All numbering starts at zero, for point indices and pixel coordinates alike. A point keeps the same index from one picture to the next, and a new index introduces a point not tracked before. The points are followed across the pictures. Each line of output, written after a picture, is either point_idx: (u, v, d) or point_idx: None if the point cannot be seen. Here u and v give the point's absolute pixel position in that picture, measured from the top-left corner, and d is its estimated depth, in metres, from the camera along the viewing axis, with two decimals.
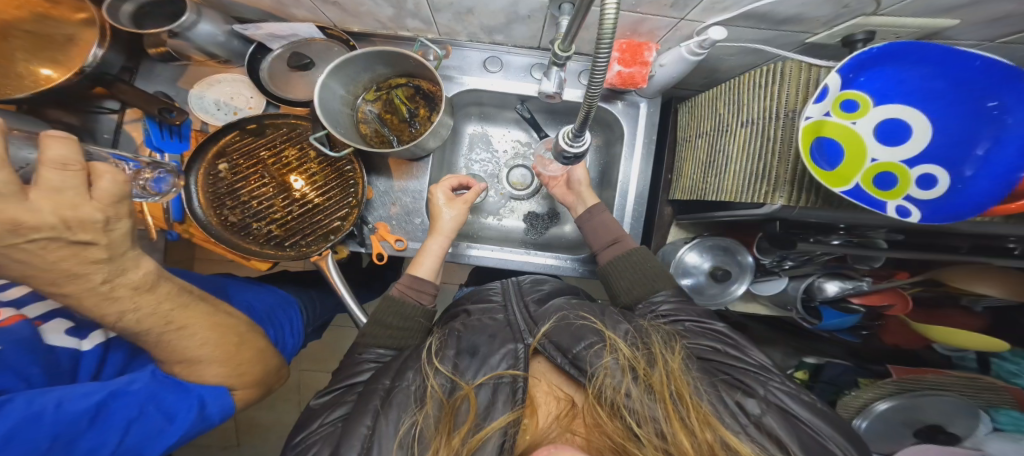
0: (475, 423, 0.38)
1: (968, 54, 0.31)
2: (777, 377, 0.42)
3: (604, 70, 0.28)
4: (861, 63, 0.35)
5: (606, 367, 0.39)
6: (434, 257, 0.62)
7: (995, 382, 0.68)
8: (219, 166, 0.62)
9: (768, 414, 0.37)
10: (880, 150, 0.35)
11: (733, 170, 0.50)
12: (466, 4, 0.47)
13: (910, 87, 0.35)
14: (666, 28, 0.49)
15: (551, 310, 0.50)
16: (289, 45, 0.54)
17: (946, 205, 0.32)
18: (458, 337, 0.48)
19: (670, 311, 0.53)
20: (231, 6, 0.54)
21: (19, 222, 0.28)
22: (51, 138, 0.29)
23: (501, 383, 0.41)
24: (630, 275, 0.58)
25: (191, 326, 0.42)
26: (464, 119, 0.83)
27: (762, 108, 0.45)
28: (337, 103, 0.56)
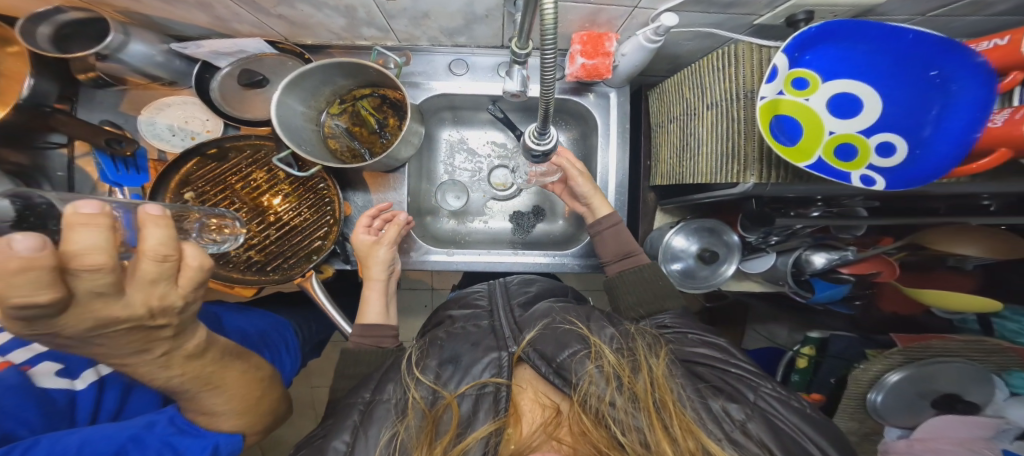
0: (457, 432, 0.39)
1: (901, 29, 0.31)
2: (768, 383, 0.43)
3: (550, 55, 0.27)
4: (803, 43, 0.34)
5: (590, 374, 0.39)
6: (377, 298, 0.64)
7: (999, 344, 0.67)
8: (185, 195, 0.59)
9: (753, 420, 0.37)
10: (837, 123, 0.35)
11: (704, 152, 0.50)
12: (420, 8, 0.45)
13: (854, 63, 0.35)
14: (623, 16, 0.49)
15: (537, 315, 0.49)
16: (238, 63, 0.53)
17: (907, 171, 0.32)
18: (441, 346, 0.46)
19: (670, 323, 0.55)
20: (171, 24, 0.52)
21: (112, 317, 0.26)
22: (152, 224, 0.26)
23: (484, 393, 0.41)
24: (638, 292, 0.60)
25: (224, 384, 0.43)
26: (437, 125, 0.82)
27: (723, 90, 0.46)
28: (299, 121, 0.53)
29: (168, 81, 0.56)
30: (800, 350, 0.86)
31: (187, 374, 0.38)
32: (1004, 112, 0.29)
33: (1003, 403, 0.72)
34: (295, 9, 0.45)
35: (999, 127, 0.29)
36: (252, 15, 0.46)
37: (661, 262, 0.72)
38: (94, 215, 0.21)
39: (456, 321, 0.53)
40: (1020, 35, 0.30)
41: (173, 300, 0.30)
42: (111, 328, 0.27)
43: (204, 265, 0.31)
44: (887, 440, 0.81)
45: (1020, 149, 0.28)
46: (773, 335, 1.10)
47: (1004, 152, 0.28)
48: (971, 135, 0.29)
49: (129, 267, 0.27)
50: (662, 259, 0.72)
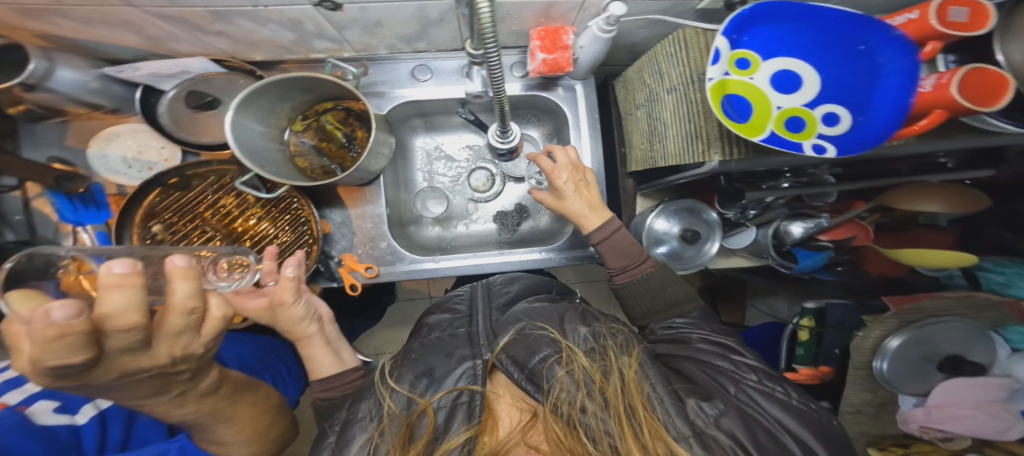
0: (434, 436, 0.41)
1: (822, 8, 0.32)
2: (752, 376, 0.45)
3: (494, 39, 0.26)
4: (739, 25, 0.35)
5: (561, 381, 0.39)
6: (321, 351, 0.53)
7: (988, 298, 0.72)
8: (153, 228, 0.58)
9: (726, 414, 0.38)
10: (783, 98, 0.36)
11: (672, 135, 0.51)
12: (371, 17, 0.45)
13: (790, 42, 0.35)
14: (575, 9, 0.50)
15: (512, 318, 0.49)
16: (185, 84, 0.52)
17: (855, 136, 0.33)
18: (416, 359, 0.47)
19: (680, 325, 0.55)
20: (103, 48, 0.49)
21: (138, 367, 0.29)
22: (180, 280, 0.29)
23: (459, 403, 0.42)
24: (649, 302, 0.57)
25: (235, 415, 0.46)
26: (410, 133, 0.81)
27: (679, 74, 0.47)
28: (261, 142, 0.51)
29: (111, 109, 0.54)
30: (800, 323, 0.88)
31: (202, 409, 0.41)
32: (930, 78, 0.30)
33: (1006, 361, 0.75)
34: (234, 25, 0.42)
35: (929, 92, 0.29)
36: (188, 34, 0.45)
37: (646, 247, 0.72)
38: (126, 275, 0.23)
39: (433, 329, 0.54)
40: (927, 9, 0.30)
41: (195, 347, 0.33)
42: (136, 375, 0.30)
43: (225, 315, 0.35)
44: (903, 409, 0.82)
45: (955, 110, 0.29)
46: (776, 310, 1.10)
47: (937, 113, 0.30)
48: (906, 101, 0.29)
49: (155, 318, 0.30)
50: (646, 243, 0.72)
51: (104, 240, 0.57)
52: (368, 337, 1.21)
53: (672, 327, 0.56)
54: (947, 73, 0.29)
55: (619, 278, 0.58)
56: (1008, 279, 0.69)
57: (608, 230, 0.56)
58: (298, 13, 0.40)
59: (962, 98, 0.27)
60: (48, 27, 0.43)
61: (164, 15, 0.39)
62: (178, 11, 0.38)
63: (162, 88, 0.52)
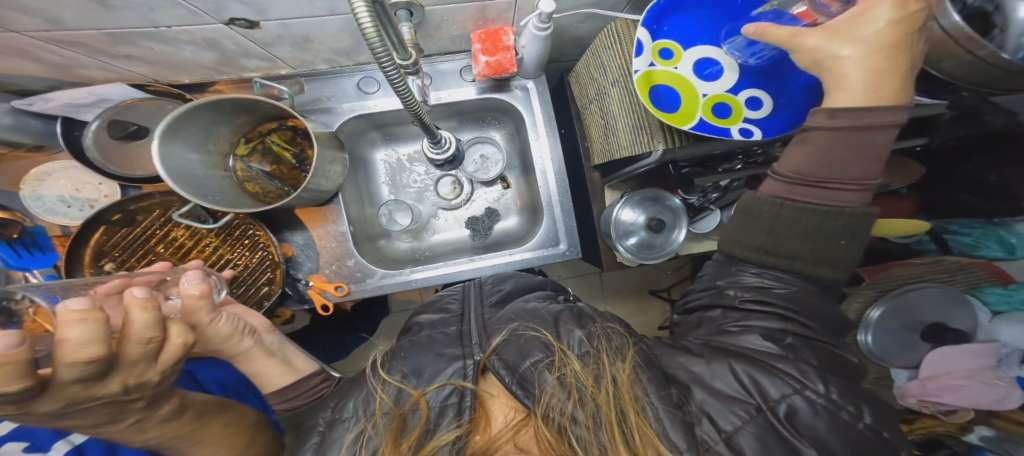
0: (426, 428, 0.37)
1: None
2: (817, 385, 0.31)
3: (389, 61, 0.27)
4: (658, 14, 0.36)
5: (550, 386, 0.34)
6: (269, 364, 0.48)
7: (959, 261, 0.74)
8: (105, 267, 0.56)
9: (743, 431, 0.31)
10: (706, 86, 0.37)
11: (621, 128, 0.50)
12: (296, 34, 0.44)
13: (706, 28, 0.38)
14: (509, 9, 0.50)
15: (504, 318, 0.44)
16: (105, 115, 0.51)
17: (777, 119, 0.36)
18: (405, 356, 0.43)
19: (758, 282, 0.37)
20: (16, 83, 0.48)
21: (87, 396, 0.26)
22: (139, 310, 0.27)
23: (447, 405, 0.37)
24: (795, 236, 0.34)
25: (205, 437, 0.42)
26: (370, 147, 0.80)
27: (617, 66, 0.46)
28: (200, 170, 0.49)
29: (34, 145, 0.54)
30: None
31: (166, 434, 0.38)
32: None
33: (990, 326, 0.74)
34: (143, 48, 0.41)
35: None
36: (100, 59, 0.43)
37: (614, 240, 0.70)
38: (88, 310, 0.22)
39: (422, 328, 0.47)
40: None
41: (151, 376, 0.30)
42: (85, 404, 0.27)
43: (188, 341, 0.31)
44: (900, 383, 0.81)
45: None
46: None
47: None
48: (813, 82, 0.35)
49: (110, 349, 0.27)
50: (615, 236, 0.71)
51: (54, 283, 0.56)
52: (360, 355, 1.19)
53: (754, 301, 0.36)
54: None
55: (850, 203, 0.33)
56: (976, 240, 0.69)
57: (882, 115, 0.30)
58: (211, 33, 0.40)
59: None
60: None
61: (58, 40, 0.38)
62: (74, 36, 0.37)
63: (83, 119, 0.52)
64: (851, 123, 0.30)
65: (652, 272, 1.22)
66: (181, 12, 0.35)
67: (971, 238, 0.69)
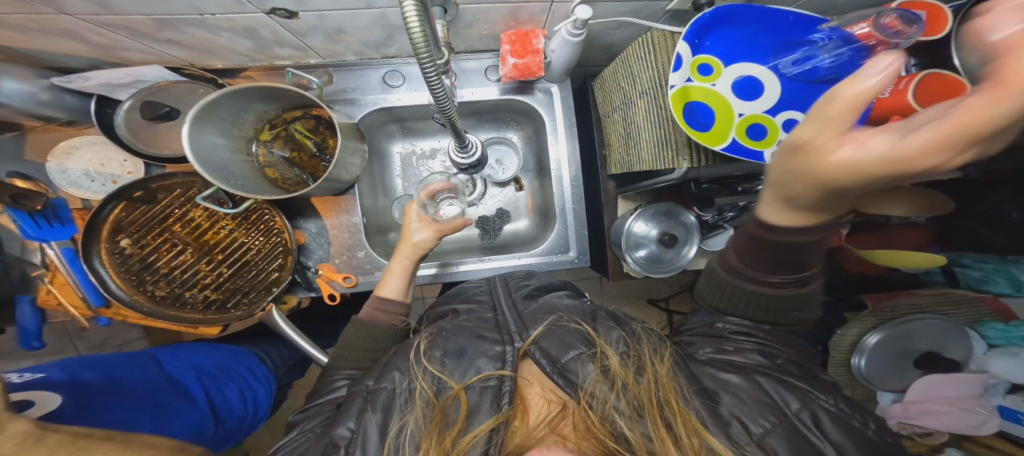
0: (463, 424, 0.38)
1: (784, 11, 0.34)
2: (824, 395, 0.36)
3: (433, 71, 0.26)
4: (701, 28, 0.35)
5: (594, 375, 0.38)
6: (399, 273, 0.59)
7: (967, 295, 0.72)
8: (121, 242, 0.59)
9: (774, 433, 0.34)
10: (744, 105, 0.36)
11: (644, 139, 0.51)
12: (331, 25, 0.44)
13: (750, 45, 0.36)
14: (543, 12, 0.49)
15: (543, 309, 0.47)
16: (138, 95, 0.51)
17: None
18: (446, 337, 0.45)
19: (741, 326, 0.41)
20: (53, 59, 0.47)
21: None
22: None
23: (487, 387, 0.39)
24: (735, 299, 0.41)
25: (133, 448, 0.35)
26: (387, 139, 0.79)
27: (648, 77, 0.46)
28: (224, 155, 0.50)
29: (66, 121, 0.53)
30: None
31: None
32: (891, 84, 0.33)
33: (983, 357, 0.76)
34: (185, 33, 0.41)
35: (887, 98, 0.32)
36: (138, 42, 0.43)
37: (624, 251, 0.70)
38: None
39: (460, 314, 0.51)
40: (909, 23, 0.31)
41: None
42: None
43: None
44: (883, 404, 0.86)
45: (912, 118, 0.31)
46: None
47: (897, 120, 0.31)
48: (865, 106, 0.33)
49: None
50: (625, 247, 0.70)
51: (70, 257, 0.57)
52: None
53: (740, 333, 0.41)
54: (907, 79, 0.31)
55: (769, 285, 0.37)
56: (987, 274, 0.66)
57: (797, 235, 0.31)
58: (252, 21, 0.40)
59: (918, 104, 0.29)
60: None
61: (105, 23, 0.38)
62: (122, 20, 0.37)
63: (117, 98, 0.52)
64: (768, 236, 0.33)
65: (654, 282, 1.22)
66: (228, 2, 0.34)
67: (981, 272, 0.66)
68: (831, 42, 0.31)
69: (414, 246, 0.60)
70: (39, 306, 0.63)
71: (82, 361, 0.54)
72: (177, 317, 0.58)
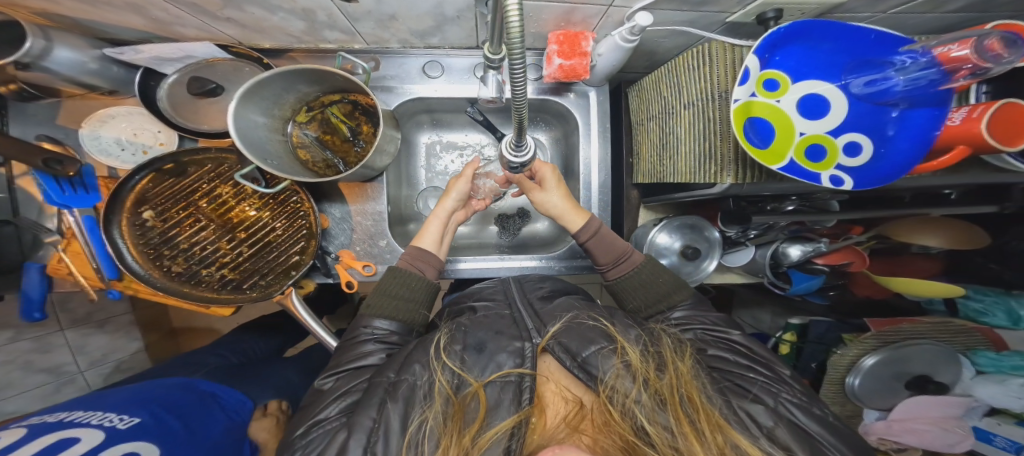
0: (482, 422, 0.36)
1: (863, 30, 0.34)
2: (789, 389, 0.39)
3: (522, 77, 0.25)
4: (773, 43, 0.34)
5: (616, 368, 0.37)
6: (438, 226, 0.59)
7: (964, 325, 0.73)
8: (143, 214, 0.57)
9: (780, 427, 0.34)
10: (807, 124, 0.35)
11: (684, 150, 0.50)
12: (386, 11, 0.43)
13: (822, 62, 0.35)
14: (598, 15, 0.48)
15: (560, 308, 0.47)
16: (185, 70, 0.50)
17: (873, 170, 0.34)
18: (465, 332, 0.45)
19: (681, 319, 0.49)
20: (101, 29, 0.46)
21: None
22: None
23: (508, 383, 0.38)
24: (642, 294, 0.52)
25: None
26: (415, 129, 0.78)
27: (699, 89, 0.46)
28: (262, 133, 0.49)
29: (108, 90, 0.52)
30: (782, 337, 0.90)
31: None
32: (961, 111, 0.32)
33: (970, 381, 0.76)
34: (246, 12, 0.40)
35: (957, 125, 0.31)
36: (195, 18, 0.42)
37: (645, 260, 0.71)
38: None
39: (479, 311, 0.50)
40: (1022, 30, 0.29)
41: None
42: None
43: None
44: (866, 421, 0.85)
45: (978, 147, 0.31)
46: (760, 320, 1.12)
47: (961, 150, 0.31)
48: (930, 133, 0.32)
49: None
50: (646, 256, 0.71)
51: (89, 225, 0.55)
52: None
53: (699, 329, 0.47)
54: (981, 107, 0.30)
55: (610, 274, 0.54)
56: (986, 307, 0.69)
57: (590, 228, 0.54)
58: (312, 3, 0.39)
59: (989, 135, 0.29)
60: (53, 7, 0.40)
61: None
62: None
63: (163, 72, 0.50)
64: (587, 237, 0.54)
65: None
66: None
67: (982, 304, 0.70)
68: (912, 65, 0.30)
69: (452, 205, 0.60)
70: (48, 274, 0.61)
71: (152, 397, 0.55)
72: (194, 295, 0.57)
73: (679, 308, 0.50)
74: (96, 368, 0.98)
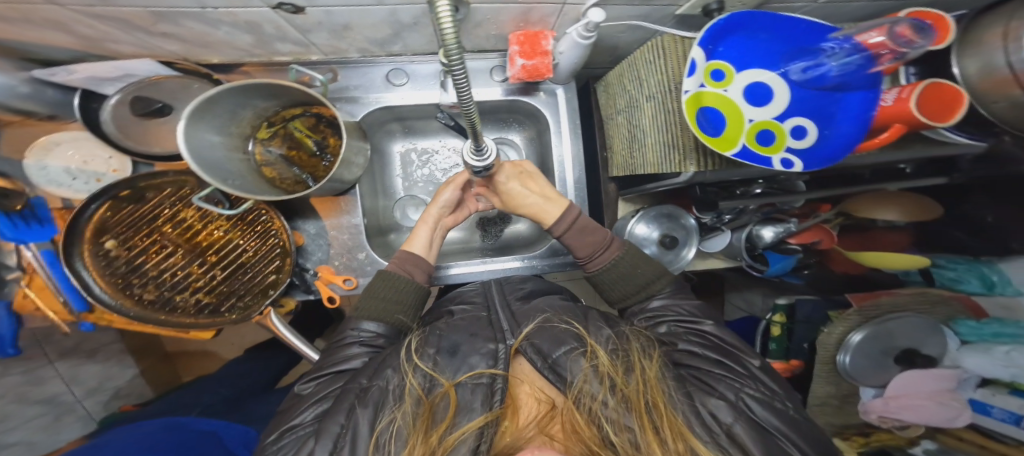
0: (452, 420, 0.36)
1: (794, 19, 0.35)
2: (753, 383, 0.39)
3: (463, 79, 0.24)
4: (714, 34, 0.35)
5: (584, 373, 0.37)
6: (429, 230, 0.57)
7: (942, 294, 0.76)
8: (106, 244, 0.55)
9: (740, 423, 0.35)
10: (755, 111, 0.35)
11: (649, 142, 0.51)
12: (338, 21, 0.42)
13: (762, 51, 0.36)
14: (555, 13, 0.48)
15: (535, 309, 0.47)
16: (128, 90, 0.49)
17: (821, 151, 0.35)
18: (440, 335, 0.44)
19: (658, 311, 0.49)
20: (34, 52, 0.44)
21: None
22: None
23: (479, 384, 0.38)
24: (622, 287, 0.51)
25: None
26: (387, 138, 0.77)
27: (656, 82, 0.46)
28: (220, 153, 0.47)
29: (47, 115, 0.51)
30: (772, 319, 0.91)
31: None
32: (892, 92, 0.33)
33: (956, 352, 0.78)
34: (182, 26, 0.39)
35: (890, 106, 0.32)
36: (130, 35, 0.40)
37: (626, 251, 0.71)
38: None
39: (455, 315, 0.49)
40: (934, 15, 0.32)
41: None
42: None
43: None
44: (865, 399, 0.85)
45: (912, 124, 0.31)
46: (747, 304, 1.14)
47: (899, 127, 0.31)
48: (868, 113, 0.33)
49: None
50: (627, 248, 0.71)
51: (50, 260, 0.53)
52: None
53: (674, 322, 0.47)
54: (909, 88, 0.31)
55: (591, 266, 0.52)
56: (960, 275, 0.72)
57: (566, 221, 0.52)
58: (254, 16, 0.38)
59: (920, 114, 0.30)
60: None
61: (96, 15, 0.35)
62: (115, 12, 0.34)
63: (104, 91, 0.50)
64: (564, 229, 0.53)
65: None
66: None
67: (955, 272, 0.72)
68: (841, 51, 0.31)
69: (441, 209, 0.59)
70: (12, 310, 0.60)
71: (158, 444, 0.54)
72: (168, 321, 0.55)
73: (657, 297, 0.50)
74: (94, 397, 0.92)
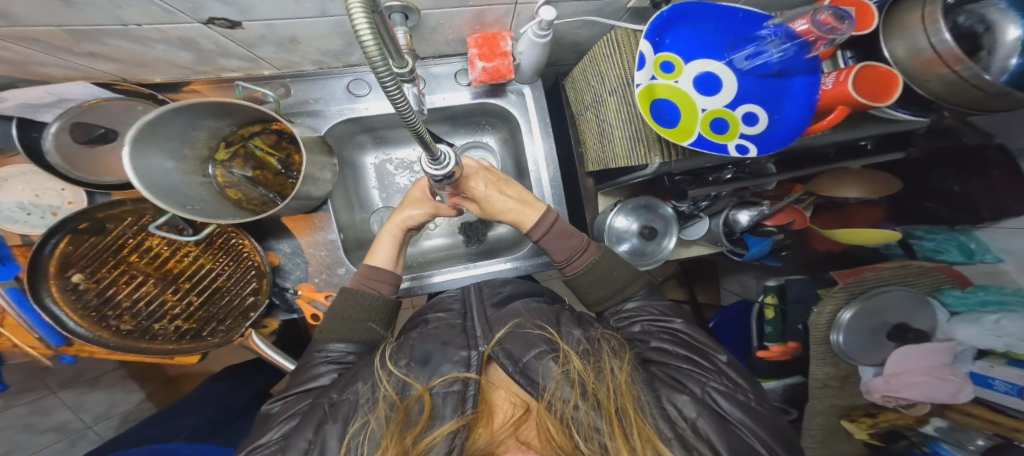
0: (427, 423, 0.36)
1: (732, 9, 0.36)
2: (718, 377, 0.39)
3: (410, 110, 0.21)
4: (660, 26, 0.35)
5: (556, 379, 0.37)
6: (390, 242, 0.56)
7: (924, 265, 0.75)
8: (73, 278, 0.54)
9: (703, 417, 0.35)
10: (705, 101, 0.35)
11: (617, 137, 0.51)
12: (283, 34, 0.42)
13: (706, 43, 0.36)
14: (509, 14, 0.48)
15: (509, 313, 0.46)
16: (66, 117, 0.49)
17: (772, 136, 0.35)
18: (412, 345, 0.43)
19: (633, 311, 0.49)
20: None
21: None
22: None
23: (451, 392, 0.38)
24: (598, 288, 0.50)
25: None
26: (359, 150, 0.77)
27: (615, 76, 0.46)
28: (176, 178, 0.46)
29: None
30: (765, 301, 0.90)
31: None
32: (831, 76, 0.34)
33: (948, 324, 0.75)
34: (109, 45, 0.38)
35: (830, 89, 0.33)
36: (56, 56, 0.40)
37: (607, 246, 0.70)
38: None
39: (430, 322, 0.48)
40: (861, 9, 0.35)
41: None
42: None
43: None
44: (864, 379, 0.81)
45: (854, 106, 0.32)
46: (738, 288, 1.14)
47: (842, 109, 0.32)
48: (812, 99, 0.34)
49: None
50: (608, 242, 0.71)
51: (17, 297, 0.52)
52: None
53: (647, 320, 0.48)
54: (844, 72, 0.32)
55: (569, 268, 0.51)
56: (939, 245, 0.74)
57: (543, 224, 0.51)
58: (187, 32, 0.37)
59: (856, 95, 0.30)
60: None
61: (13, 37, 0.34)
62: (29, 32, 0.33)
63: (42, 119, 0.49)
64: (540, 229, 0.52)
65: None
66: (153, 10, 0.31)
67: (934, 242, 0.74)
68: (776, 38, 0.32)
69: (406, 219, 0.58)
70: None
71: None
72: (149, 349, 0.54)
73: (632, 300, 0.50)
74: (99, 423, 0.94)
